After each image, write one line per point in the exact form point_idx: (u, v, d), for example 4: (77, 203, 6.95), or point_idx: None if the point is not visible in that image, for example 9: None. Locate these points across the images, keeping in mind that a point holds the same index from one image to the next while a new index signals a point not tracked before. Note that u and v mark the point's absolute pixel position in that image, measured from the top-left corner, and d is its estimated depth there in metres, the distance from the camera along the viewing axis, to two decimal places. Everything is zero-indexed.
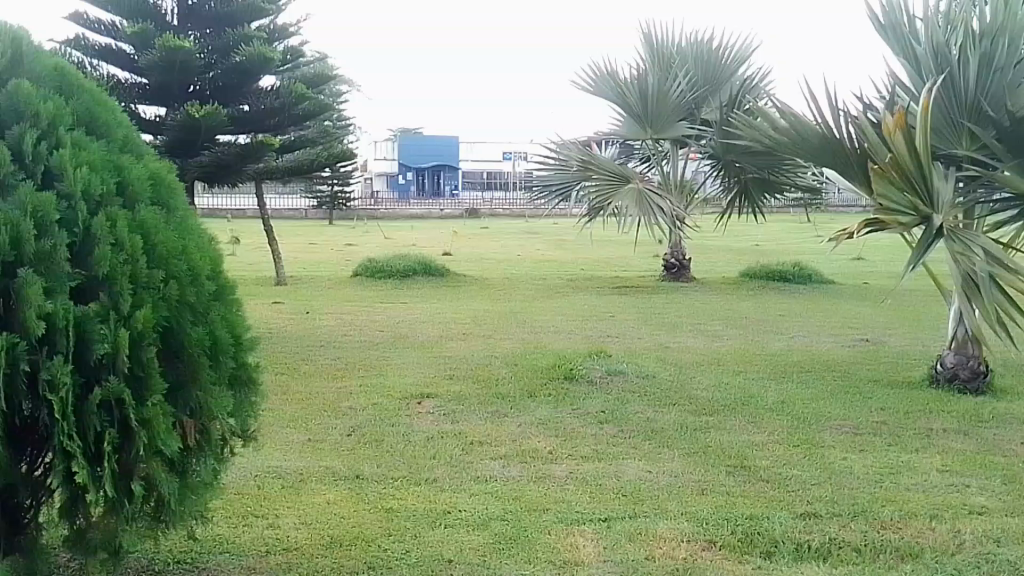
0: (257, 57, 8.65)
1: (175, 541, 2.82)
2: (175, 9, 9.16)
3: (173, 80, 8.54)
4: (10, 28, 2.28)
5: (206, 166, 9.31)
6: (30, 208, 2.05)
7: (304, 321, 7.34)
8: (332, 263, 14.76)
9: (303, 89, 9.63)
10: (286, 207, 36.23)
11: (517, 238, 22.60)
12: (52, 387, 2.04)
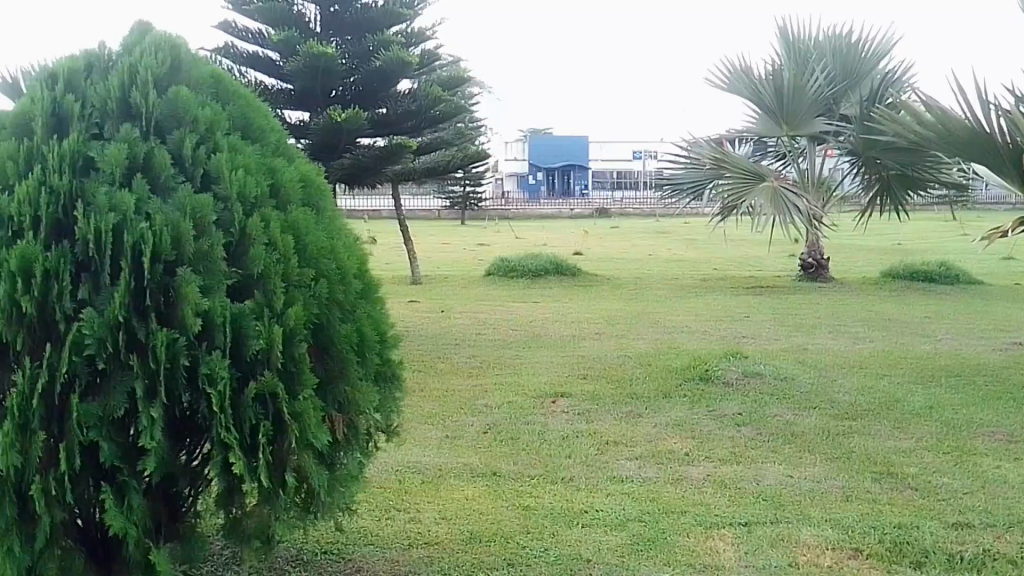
0: (396, 61, 8.92)
1: (323, 532, 2.92)
2: (318, 17, 9.57)
3: (316, 85, 8.91)
4: (171, 37, 2.40)
5: (348, 168, 9.66)
6: (188, 209, 2.16)
7: (439, 319, 7.50)
8: (464, 263, 15.02)
9: (439, 92, 9.89)
10: (419, 207, 37.22)
11: (648, 237, 22.32)
12: (210, 380, 2.11)
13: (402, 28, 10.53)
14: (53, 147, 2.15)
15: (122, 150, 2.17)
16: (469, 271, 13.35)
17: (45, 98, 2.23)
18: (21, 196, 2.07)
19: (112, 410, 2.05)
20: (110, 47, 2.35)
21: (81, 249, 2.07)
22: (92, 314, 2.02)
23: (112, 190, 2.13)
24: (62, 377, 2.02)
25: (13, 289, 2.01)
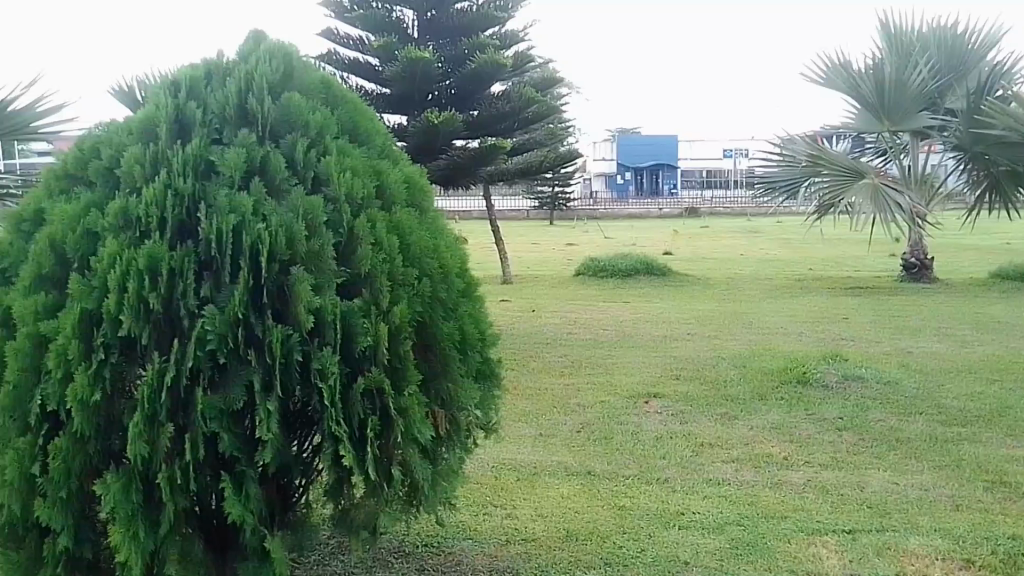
0: (490, 63, 9.18)
1: (425, 525, 2.98)
2: (416, 22, 9.85)
3: (413, 89, 9.11)
4: (284, 46, 2.51)
5: (444, 171, 9.85)
6: (301, 210, 2.25)
7: (531, 318, 7.56)
8: (554, 263, 15.05)
9: (533, 93, 10.04)
10: (508, 208, 37.53)
11: (740, 237, 21.92)
12: (322, 376, 2.18)
13: (494, 31, 10.66)
14: (177, 153, 2.27)
15: (240, 154, 2.27)
16: (557, 270, 13.38)
17: (169, 105, 2.35)
18: (149, 199, 2.19)
19: (231, 402, 2.14)
20: (227, 56, 2.46)
21: (204, 250, 2.18)
22: (213, 312, 2.12)
23: (231, 193, 2.24)
24: (185, 370, 2.10)
25: (140, 286, 2.10)
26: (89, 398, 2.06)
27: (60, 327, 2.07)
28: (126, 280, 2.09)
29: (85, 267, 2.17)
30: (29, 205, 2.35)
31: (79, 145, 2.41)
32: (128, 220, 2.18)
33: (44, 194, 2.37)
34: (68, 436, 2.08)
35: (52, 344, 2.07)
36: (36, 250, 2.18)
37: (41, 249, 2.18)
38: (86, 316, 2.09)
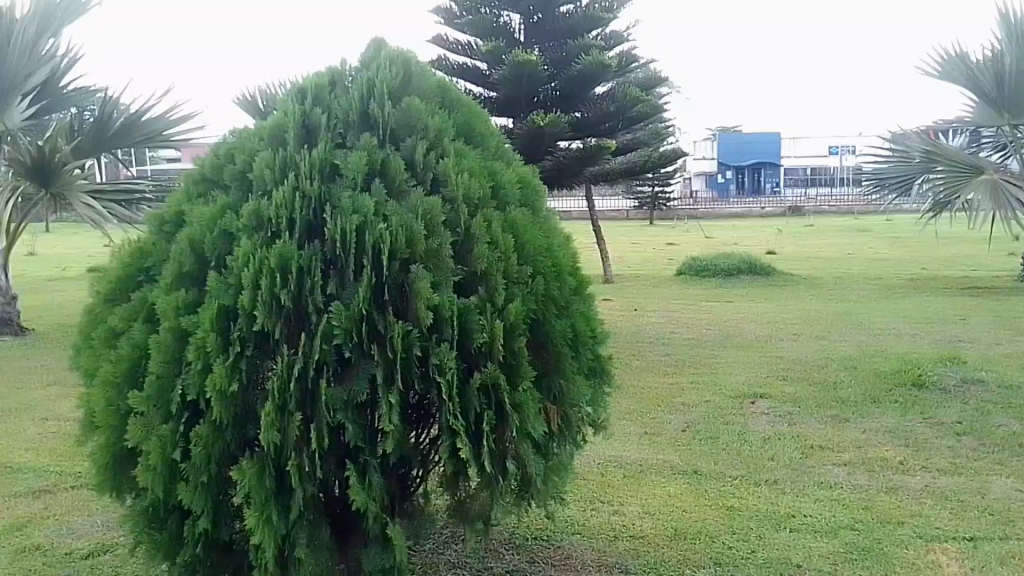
0: (595, 64, 9.78)
1: (534, 519, 3.04)
2: (524, 28, 10.77)
3: (520, 92, 9.75)
4: (403, 54, 2.61)
5: (550, 170, 10.38)
6: (420, 211, 2.33)
7: (633, 317, 7.56)
8: (654, 262, 14.94)
9: (637, 93, 10.54)
10: (606, 208, 37.50)
11: (849, 236, 21.22)
12: (440, 370, 2.26)
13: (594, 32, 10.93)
14: (304, 157, 2.39)
15: (363, 157, 2.38)
16: (656, 270, 13.27)
17: (297, 113, 2.48)
18: (279, 201, 2.31)
19: (356, 394, 2.24)
20: (350, 64, 2.58)
21: (330, 249, 2.29)
22: (340, 308, 2.22)
23: (355, 195, 2.34)
24: (314, 363, 2.21)
25: (272, 283, 2.22)
26: (226, 389, 2.18)
27: (200, 322, 2.21)
28: (259, 278, 2.22)
29: (222, 266, 2.31)
30: (170, 207, 2.51)
31: (215, 152, 2.57)
32: (261, 222, 2.31)
33: (184, 198, 2.53)
34: (207, 424, 2.20)
35: (192, 337, 2.21)
36: (178, 250, 2.34)
37: (182, 250, 2.34)
38: (224, 311, 2.22)
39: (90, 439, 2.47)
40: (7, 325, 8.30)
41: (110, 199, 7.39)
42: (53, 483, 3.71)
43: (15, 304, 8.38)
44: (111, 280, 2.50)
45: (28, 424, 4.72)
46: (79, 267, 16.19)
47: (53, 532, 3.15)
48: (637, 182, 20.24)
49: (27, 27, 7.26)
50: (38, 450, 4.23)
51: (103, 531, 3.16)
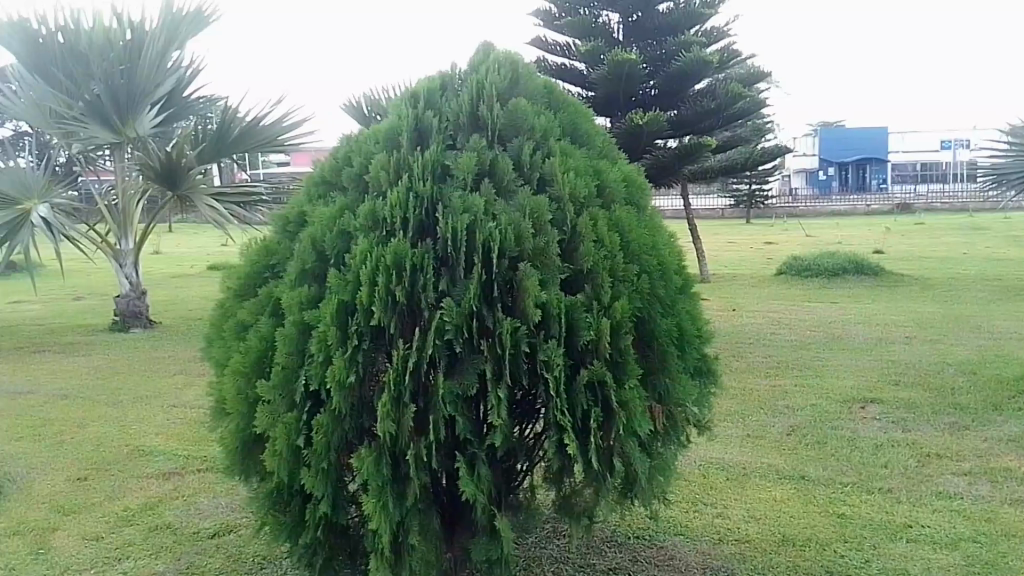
0: (696, 61, 10.14)
1: (637, 518, 3.07)
2: (621, 26, 10.90)
3: (618, 90, 9.97)
4: (512, 56, 2.67)
5: (650, 167, 10.84)
6: (528, 209, 2.38)
7: (733, 317, 7.43)
8: (756, 261, 14.63)
9: (739, 89, 10.74)
10: (703, 207, 36.91)
11: (966, 234, 20.22)
12: (548, 367, 2.29)
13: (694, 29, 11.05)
14: (416, 158, 2.47)
15: (472, 158, 2.44)
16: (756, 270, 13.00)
17: (410, 116, 2.56)
18: (393, 202, 2.40)
19: (466, 388, 2.30)
20: (460, 67, 2.65)
21: (441, 247, 2.36)
22: (451, 304, 2.29)
23: (465, 194, 2.41)
24: (426, 357, 2.29)
25: (388, 280, 2.31)
26: (344, 379, 2.30)
27: (322, 316, 2.33)
28: (376, 275, 2.31)
29: (341, 264, 2.42)
30: (294, 208, 2.68)
31: (334, 155, 2.71)
32: (376, 221, 2.41)
33: (306, 199, 2.70)
34: (327, 413, 2.33)
35: (315, 330, 2.34)
36: (301, 249, 2.48)
37: (305, 249, 2.48)
38: (343, 306, 2.33)
39: (221, 425, 2.66)
40: (136, 318, 8.81)
41: (234, 202, 8.16)
42: (183, 466, 3.94)
43: (145, 299, 8.86)
44: (242, 277, 2.70)
45: (158, 411, 5.01)
46: (199, 266, 16.98)
47: (182, 512, 3.35)
48: (739, 180, 19.91)
49: (156, 37, 7.69)
50: (168, 435, 4.49)
51: (227, 513, 3.34)
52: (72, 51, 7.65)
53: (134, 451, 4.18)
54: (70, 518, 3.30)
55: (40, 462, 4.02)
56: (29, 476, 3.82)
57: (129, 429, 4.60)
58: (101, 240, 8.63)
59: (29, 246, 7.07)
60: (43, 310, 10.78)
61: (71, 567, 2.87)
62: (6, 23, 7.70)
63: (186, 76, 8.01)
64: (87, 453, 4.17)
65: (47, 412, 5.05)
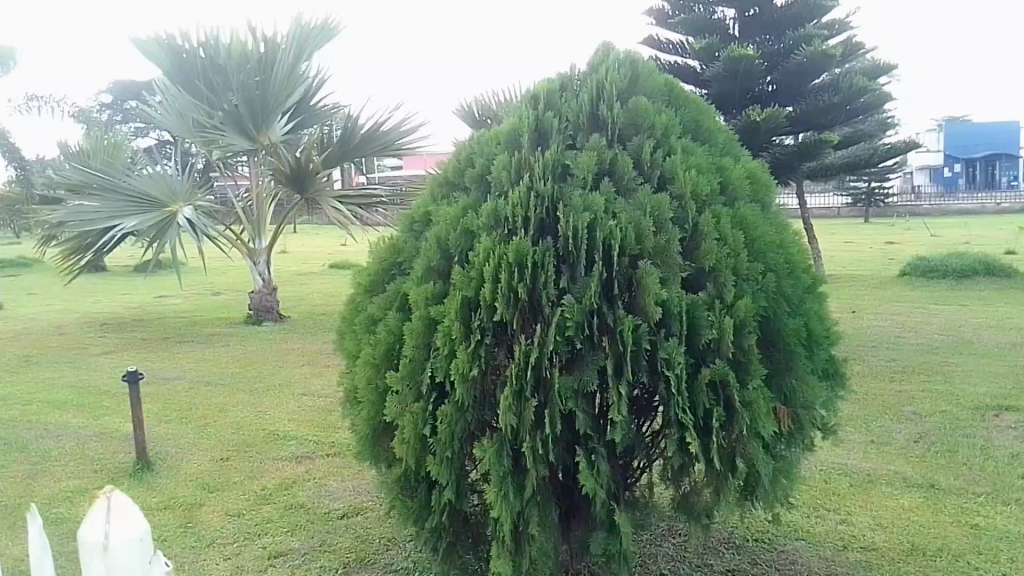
0: (816, 56, 10.45)
1: (758, 523, 3.04)
2: (737, 22, 11.29)
3: (733, 86, 10.58)
4: (632, 55, 2.69)
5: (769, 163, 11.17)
6: (649, 207, 2.40)
7: (853, 319, 7.21)
8: (877, 262, 14.07)
9: (865, 81, 10.72)
10: (818, 206, 35.75)
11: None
12: (668, 365, 2.30)
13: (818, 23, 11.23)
14: (537, 158, 2.52)
15: (593, 157, 2.48)
16: (878, 271, 12.54)
17: (530, 116, 2.62)
18: (515, 201, 2.46)
19: (585, 384, 2.34)
20: (580, 67, 2.70)
21: (562, 245, 2.41)
22: (571, 301, 2.33)
23: (585, 193, 2.45)
24: (546, 353, 2.34)
25: (510, 277, 2.38)
26: (468, 372, 2.38)
27: (447, 311, 2.43)
28: (498, 272, 2.38)
29: (464, 262, 2.51)
30: (419, 208, 2.83)
31: (457, 156, 2.81)
32: (498, 220, 2.48)
33: (431, 199, 2.82)
34: (451, 404, 2.42)
35: (440, 325, 2.43)
36: (427, 248, 2.59)
37: (431, 247, 2.59)
38: (467, 302, 2.42)
39: (355, 412, 2.86)
40: (268, 313, 9.21)
41: (355, 202, 8.47)
42: (314, 450, 4.17)
43: (277, 295, 9.25)
44: (375, 274, 2.87)
45: (288, 398, 5.28)
46: (323, 265, 17.65)
47: (314, 493, 3.57)
48: (859, 178, 19.21)
49: (287, 51, 8.11)
50: (299, 421, 4.73)
51: (355, 496, 3.54)
52: (212, 65, 8.08)
53: (269, 435, 4.44)
54: (215, 495, 3.55)
55: (187, 442, 4.33)
56: (177, 455, 4.12)
57: (264, 414, 4.88)
58: (238, 238, 9.10)
59: (177, 245, 7.57)
60: (182, 304, 11.47)
61: (216, 540, 3.11)
62: (155, 41, 8.24)
63: (314, 85, 8.41)
64: (226, 436, 4.44)
65: (192, 396, 5.41)
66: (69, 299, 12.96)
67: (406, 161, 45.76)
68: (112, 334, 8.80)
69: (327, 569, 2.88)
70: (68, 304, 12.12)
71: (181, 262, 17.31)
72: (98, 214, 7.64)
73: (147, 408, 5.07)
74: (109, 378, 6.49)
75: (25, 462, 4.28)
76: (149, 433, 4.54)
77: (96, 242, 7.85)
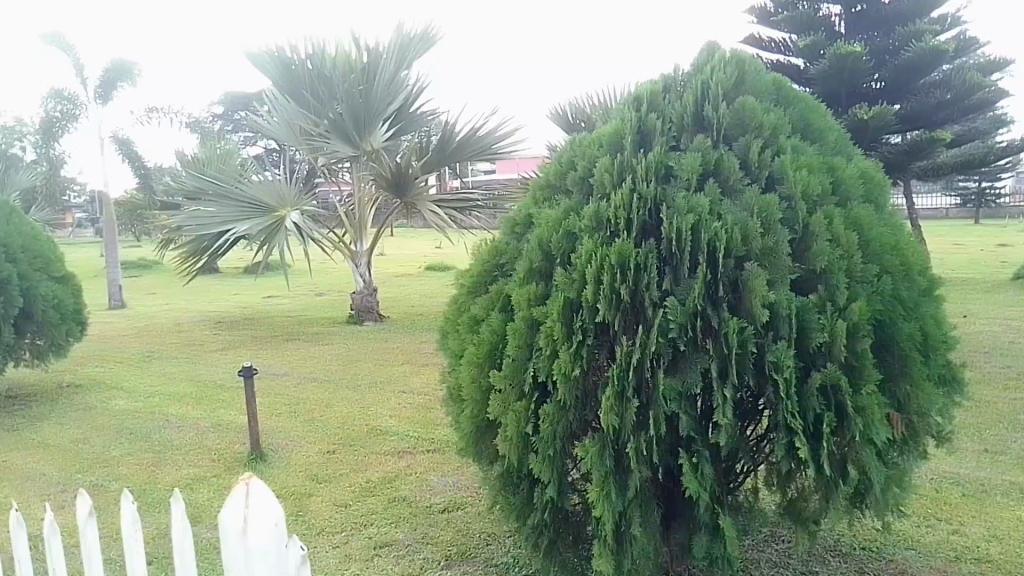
0: (927, 52, 10.30)
1: (864, 532, 3.00)
2: (843, 18, 11.23)
3: (840, 85, 10.60)
4: (739, 55, 2.68)
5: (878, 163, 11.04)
6: (756, 208, 2.39)
7: (964, 324, 6.93)
8: (988, 266, 13.48)
9: (980, 79, 10.44)
10: (922, 208, 34.42)
11: None
12: (777, 368, 2.28)
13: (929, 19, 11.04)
14: (641, 160, 2.53)
15: (698, 159, 2.48)
16: (990, 275, 12.01)
17: (633, 117, 2.64)
18: (618, 202, 2.48)
19: (689, 385, 2.34)
20: (684, 68, 2.70)
21: (665, 247, 2.41)
22: (676, 303, 2.33)
23: (689, 195, 2.45)
24: (649, 354, 2.35)
25: (613, 279, 2.39)
26: (569, 372, 2.40)
27: (549, 312, 2.47)
28: (601, 274, 2.41)
29: (567, 263, 2.54)
30: (521, 211, 2.87)
31: (559, 158, 2.84)
32: (601, 223, 2.51)
33: (532, 201, 2.86)
34: (554, 403, 2.45)
35: (543, 326, 2.47)
36: (529, 250, 2.64)
37: (533, 249, 2.63)
38: (569, 303, 2.45)
39: (460, 409, 2.93)
40: (369, 313, 9.48)
41: (452, 206, 8.61)
42: (415, 446, 4.27)
43: (377, 295, 9.49)
44: (479, 276, 2.94)
45: (390, 395, 5.42)
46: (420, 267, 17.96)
47: (416, 487, 3.67)
48: (968, 179, 18.44)
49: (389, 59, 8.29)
50: (400, 417, 4.86)
51: (455, 491, 3.63)
52: (318, 77, 8.47)
53: (372, 430, 4.57)
54: (323, 486, 3.70)
55: (297, 435, 4.51)
56: (287, 448, 4.31)
57: (367, 410, 5.03)
58: (340, 241, 9.39)
59: (284, 250, 7.88)
60: (286, 304, 11.90)
61: (325, 529, 3.25)
62: (264, 55, 8.58)
63: (413, 92, 8.62)
64: (333, 430, 4.61)
65: (301, 392, 5.62)
66: (183, 298, 13.63)
67: (499, 167, 46.31)
68: (224, 331, 9.22)
69: (430, 560, 2.96)
70: (182, 303, 12.75)
71: (287, 264, 17.94)
72: (212, 220, 7.94)
73: (259, 403, 5.30)
74: (224, 373, 6.81)
75: (151, 450, 4.55)
76: (261, 426, 4.75)
77: (212, 246, 8.15)
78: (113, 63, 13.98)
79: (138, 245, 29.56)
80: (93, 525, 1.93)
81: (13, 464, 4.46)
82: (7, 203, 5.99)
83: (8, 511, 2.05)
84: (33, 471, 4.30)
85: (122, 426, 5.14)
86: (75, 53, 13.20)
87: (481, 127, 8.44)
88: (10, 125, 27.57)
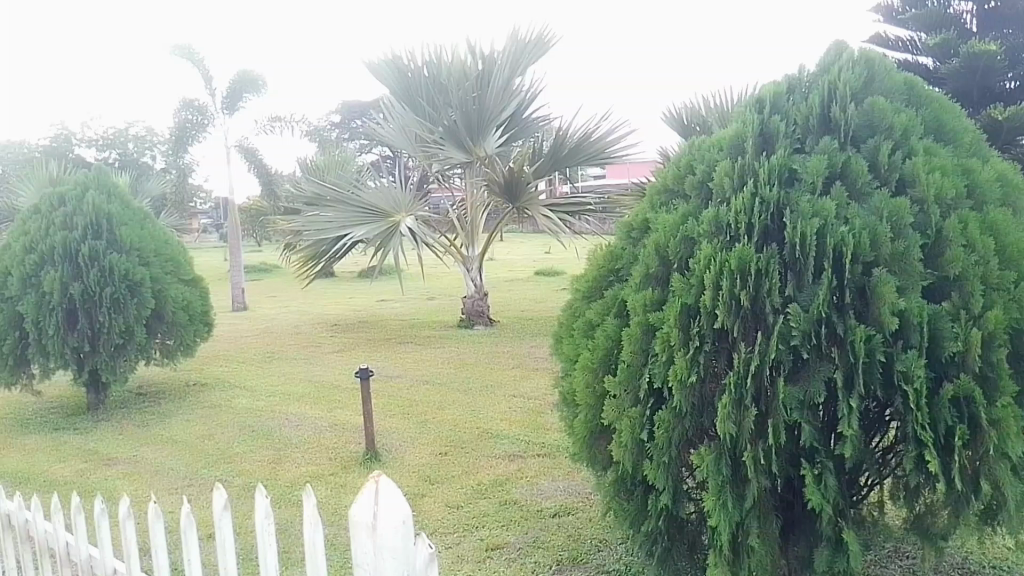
0: None
1: (995, 547, 2.98)
2: (974, 17, 10.92)
3: (974, 84, 10.15)
4: (868, 55, 2.60)
5: None
6: (886, 212, 2.31)
7: None
8: None
9: None
10: None
11: None
12: (906, 378, 2.18)
13: None
14: (763, 163, 2.49)
15: (823, 161, 2.41)
16: None
17: (754, 121, 2.60)
18: (739, 206, 2.44)
19: (811, 395, 2.27)
20: (808, 70, 2.65)
21: (788, 252, 2.36)
22: (798, 310, 2.28)
23: (814, 198, 2.39)
24: (769, 361, 2.30)
25: (731, 284, 2.36)
26: (686, 378, 2.37)
27: (665, 317, 2.44)
28: (719, 280, 2.37)
29: (685, 269, 2.52)
30: (638, 216, 2.86)
31: (677, 164, 2.82)
32: (719, 227, 2.47)
33: (649, 207, 2.85)
34: (669, 409, 2.43)
35: (658, 331, 2.45)
36: (645, 254, 2.62)
37: (649, 254, 2.62)
38: (686, 308, 2.42)
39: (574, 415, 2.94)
40: (480, 317, 9.59)
41: (562, 211, 8.63)
42: (525, 450, 4.31)
43: (487, 300, 9.60)
44: (595, 281, 2.95)
45: (504, 398, 5.48)
46: (528, 272, 18.05)
47: (527, 491, 3.71)
48: None
49: (503, 66, 8.45)
50: (511, 420, 4.92)
51: (566, 496, 3.65)
52: (434, 85, 8.63)
53: (483, 433, 4.64)
54: (436, 487, 3.79)
55: (410, 437, 4.62)
56: (401, 449, 4.43)
57: (477, 414, 5.09)
58: (452, 246, 9.59)
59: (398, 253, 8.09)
60: (398, 309, 12.16)
61: (438, 530, 3.31)
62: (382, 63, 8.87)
63: (525, 98, 8.72)
64: (445, 432, 4.71)
65: (414, 394, 5.74)
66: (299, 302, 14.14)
67: (609, 172, 46.19)
68: (337, 334, 9.50)
69: (541, 565, 2.97)
70: (299, 308, 13.21)
71: (400, 270, 18.34)
72: (329, 225, 8.23)
73: (376, 403, 5.47)
74: (341, 375, 7.02)
75: (273, 448, 4.73)
76: (377, 426, 4.89)
77: (330, 250, 8.40)
78: (241, 75, 14.69)
79: (259, 249, 30.85)
80: (227, 517, 2.02)
81: (147, 458, 4.73)
82: (142, 211, 6.36)
83: (149, 504, 2.16)
84: (164, 466, 4.55)
85: (247, 424, 5.37)
86: (204, 66, 13.95)
87: (591, 132, 8.45)
88: (144, 136, 29.33)
